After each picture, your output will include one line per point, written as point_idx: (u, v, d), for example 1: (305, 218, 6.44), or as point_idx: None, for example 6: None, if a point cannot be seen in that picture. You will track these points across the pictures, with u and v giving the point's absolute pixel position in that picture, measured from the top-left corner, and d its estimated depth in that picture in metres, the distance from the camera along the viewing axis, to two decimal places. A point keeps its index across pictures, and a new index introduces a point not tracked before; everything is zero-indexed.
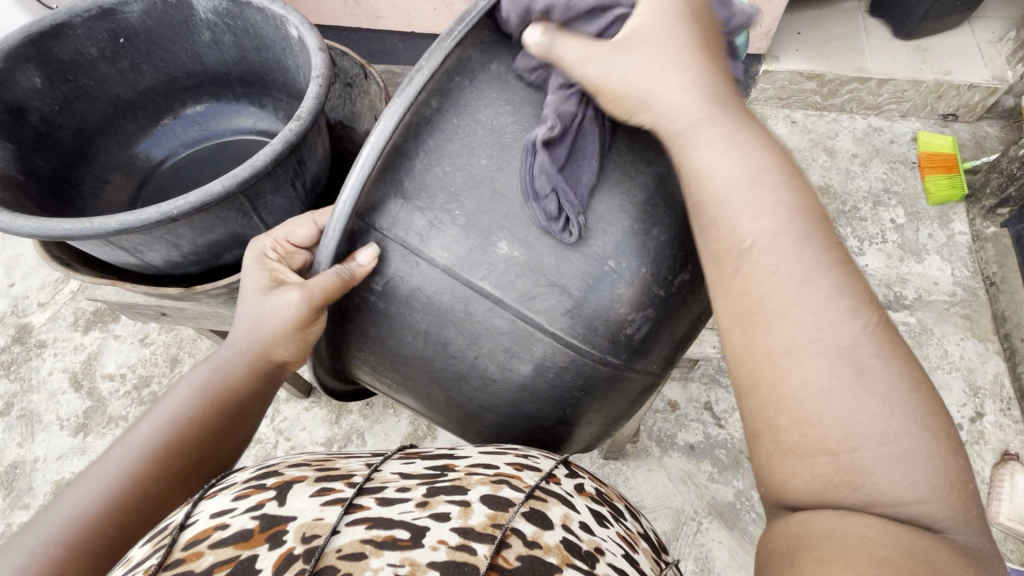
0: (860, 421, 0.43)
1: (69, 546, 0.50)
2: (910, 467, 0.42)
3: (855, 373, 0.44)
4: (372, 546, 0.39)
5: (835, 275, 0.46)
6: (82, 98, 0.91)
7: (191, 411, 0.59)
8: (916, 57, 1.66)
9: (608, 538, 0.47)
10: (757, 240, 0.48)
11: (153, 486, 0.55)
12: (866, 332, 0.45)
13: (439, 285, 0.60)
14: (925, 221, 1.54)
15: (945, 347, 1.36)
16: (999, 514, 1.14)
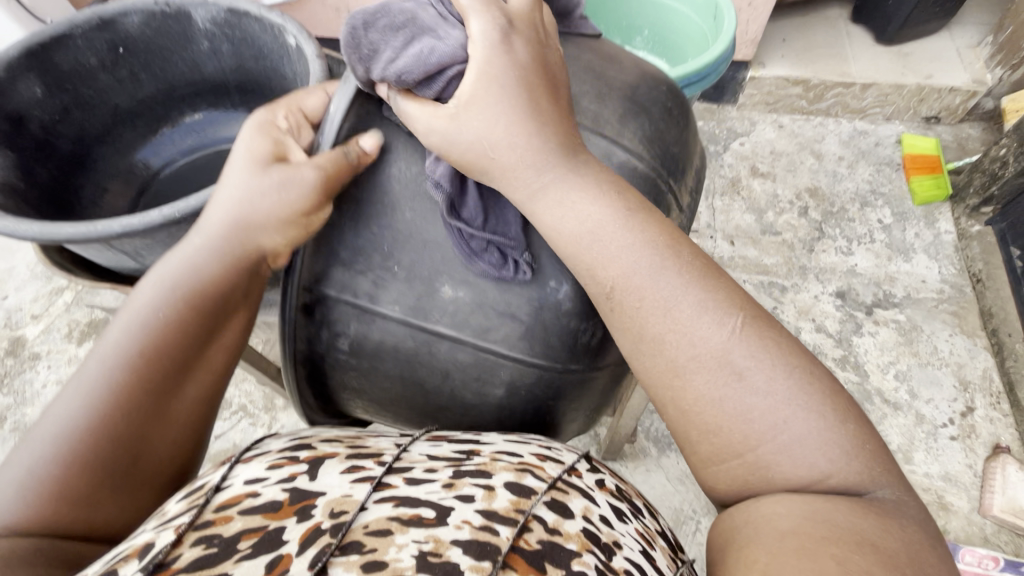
0: (751, 419, 0.47)
1: (63, 465, 0.47)
2: (811, 449, 0.45)
3: (735, 378, 0.47)
4: (398, 523, 0.40)
5: (698, 292, 0.50)
6: (82, 107, 0.92)
7: (163, 314, 0.53)
8: (897, 61, 1.70)
9: (627, 533, 0.48)
10: (620, 280, 0.52)
11: (136, 397, 0.51)
12: (736, 339, 0.48)
13: (399, 336, 0.61)
14: (911, 221, 1.57)
15: (935, 343, 1.38)
16: (993, 507, 1.15)
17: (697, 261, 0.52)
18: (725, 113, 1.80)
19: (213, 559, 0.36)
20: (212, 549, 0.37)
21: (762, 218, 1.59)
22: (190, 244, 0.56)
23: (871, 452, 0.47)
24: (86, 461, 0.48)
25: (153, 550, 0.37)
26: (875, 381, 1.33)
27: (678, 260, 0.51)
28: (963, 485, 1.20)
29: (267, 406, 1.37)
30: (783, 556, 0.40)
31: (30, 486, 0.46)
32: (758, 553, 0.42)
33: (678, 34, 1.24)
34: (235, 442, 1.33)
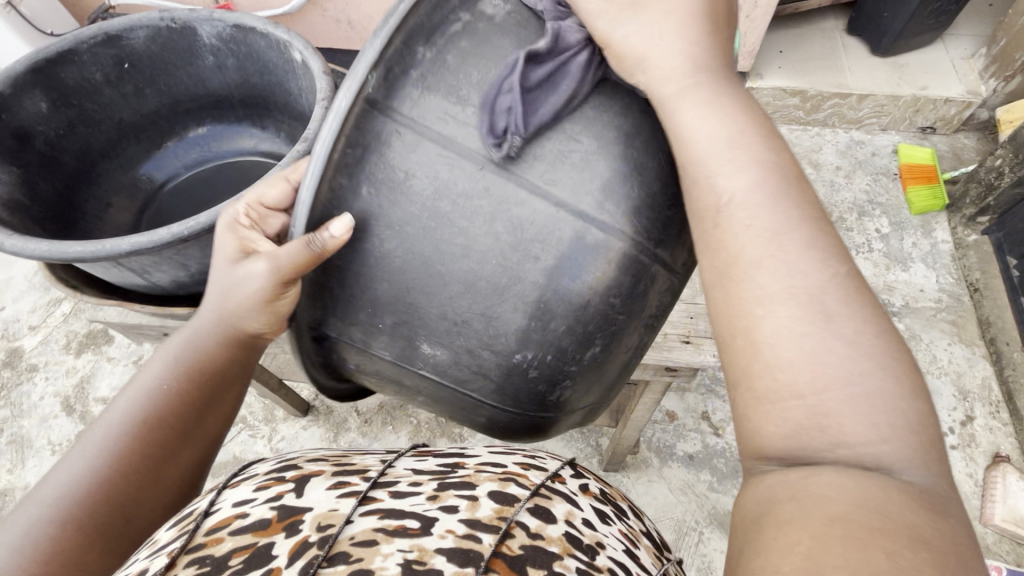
0: (827, 363, 0.42)
1: (51, 542, 0.49)
2: (874, 413, 0.40)
3: (825, 320, 0.43)
4: (384, 533, 0.40)
5: (806, 231, 0.46)
6: (87, 122, 0.92)
7: (159, 393, 0.57)
8: (893, 73, 1.72)
9: (610, 535, 0.48)
10: (736, 196, 0.48)
11: (128, 475, 0.53)
12: (832, 284, 0.44)
13: (389, 372, 0.66)
14: (909, 230, 1.58)
15: (934, 352, 1.39)
16: (994, 516, 1.16)
17: (814, 208, 0.48)
18: None
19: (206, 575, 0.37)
20: (204, 569, 0.37)
21: None
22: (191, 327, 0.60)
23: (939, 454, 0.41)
24: (73, 537, 0.49)
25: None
26: None
27: (787, 197, 0.47)
28: (963, 494, 1.21)
29: (267, 418, 1.37)
30: (834, 540, 0.34)
31: (23, 550, 0.48)
32: (800, 533, 0.35)
33: None
34: (234, 454, 1.32)
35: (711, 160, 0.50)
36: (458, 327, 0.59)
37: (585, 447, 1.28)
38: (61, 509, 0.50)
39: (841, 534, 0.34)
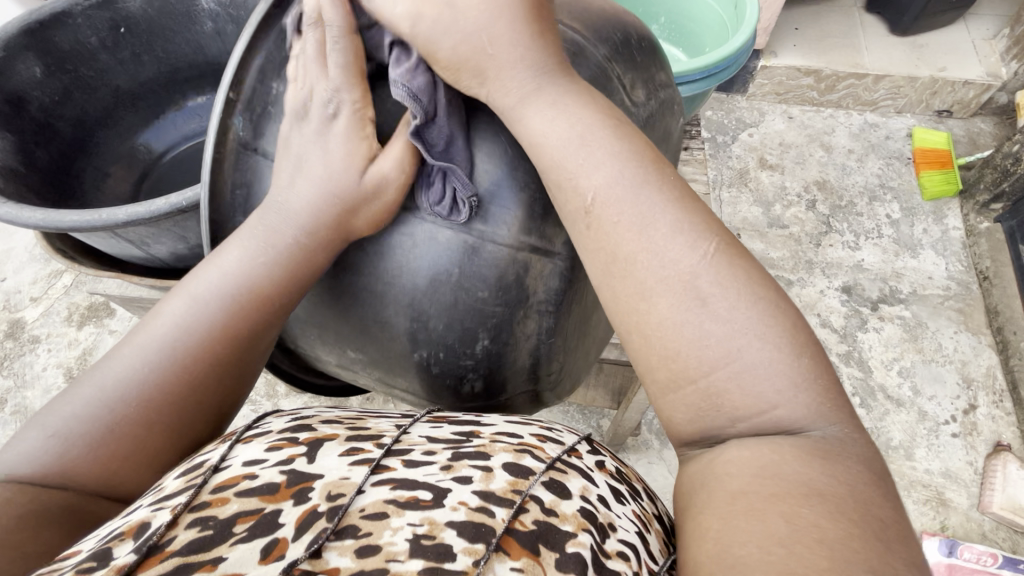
0: (706, 347, 0.38)
1: (132, 443, 0.43)
2: (764, 372, 0.37)
3: (699, 304, 0.39)
4: (394, 506, 0.38)
5: (663, 202, 0.43)
6: (82, 88, 0.90)
7: (258, 297, 0.51)
8: (911, 53, 1.67)
9: (624, 514, 0.44)
10: (598, 194, 0.44)
11: (214, 386, 0.48)
12: (707, 264, 0.40)
13: (345, 375, 0.68)
14: (920, 216, 1.56)
15: (940, 340, 1.38)
16: (991, 504, 1.16)
17: (676, 184, 0.44)
18: (734, 103, 1.77)
19: (206, 543, 0.34)
20: (206, 532, 0.35)
21: (769, 211, 1.57)
22: (280, 218, 0.53)
23: (827, 373, 0.38)
24: (154, 444, 0.44)
25: (148, 531, 0.35)
26: (878, 378, 1.33)
27: (655, 179, 0.44)
28: (962, 482, 1.21)
29: (269, 393, 1.37)
30: (745, 522, 0.32)
31: (78, 443, 0.42)
32: (713, 518, 0.34)
33: (693, 22, 1.21)
34: (236, 429, 1.32)
35: (578, 153, 0.46)
36: (364, 329, 0.59)
37: (586, 428, 1.28)
38: (141, 409, 0.44)
39: (754, 514, 0.33)
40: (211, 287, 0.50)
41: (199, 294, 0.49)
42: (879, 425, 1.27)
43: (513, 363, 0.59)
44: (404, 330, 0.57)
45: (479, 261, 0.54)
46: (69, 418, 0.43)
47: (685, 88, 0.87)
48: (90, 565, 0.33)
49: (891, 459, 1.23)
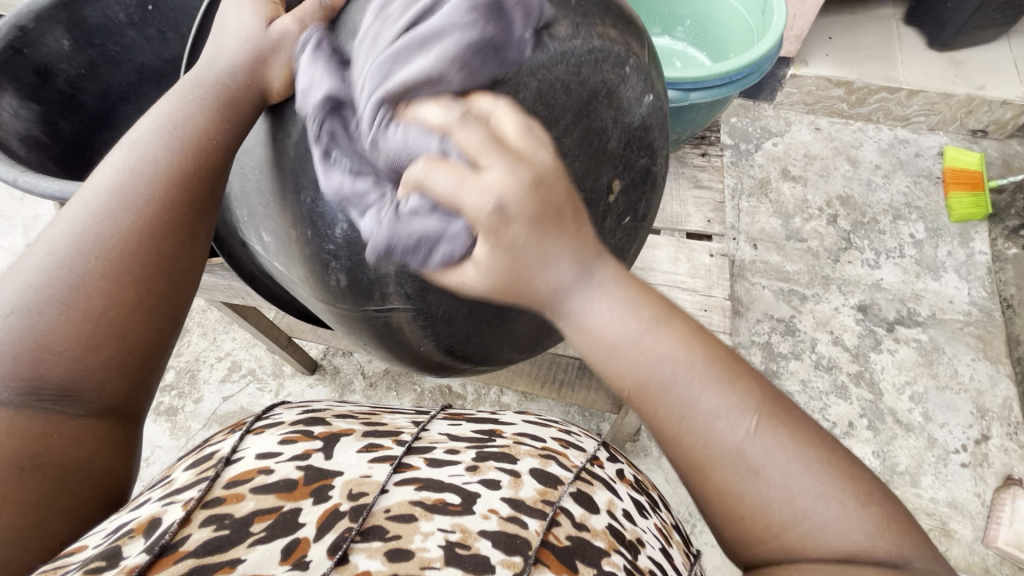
0: (769, 509, 0.39)
1: (98, 297, 0.42)
2: (840, 530, 0.38)
3: (753, 476, 0.39)
4: (422, 508, 0.40)
5: (719, 390, 0.40)
6: (109, 63, 0.91)
7: (202, 138, 0.49)
8: (949, 69, 1.62)
9: (648, 530, 0.48)
10: (659, 377, 0.40)
11: (175, 231, 0.47)
12: (752, 440, 0.39)
13: (273, 274, 0.64)
14: (945, 238, 1.51)
15: (955, 367, 1.34)
16: (997, 538, 1.13)
17: (720, 356, 0.41)
18: (761, 111, 1.74)
19: (222, 543, 0.35)
20: (222, 531, 0.36)
21: (788, 223, 1.54)
22: (209, 68, 0.51)
23: (891, 509, 0.39)
24: (123, 296, 0.43)
25: (161, 528, 0.35)
26: (888, 401, 1.30)
27: (698, 358, 0.40)
28: (968, 513, 1.18)
29: (275, 372, 1.39)
30: None
31: (32, 314, 0.41)
32: None
33: (722, 26, 1.18)
34: (241, 405, 1.35)
35: (635, 352, 0.40)
36: (267, 208, 0.55)
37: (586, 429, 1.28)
38: (97, 262, 0.43)
39: None
40: (148, 139, 0.48)
41: (137, 146, 0.47)
42: (885, 448, 1.24)
43: (382, 270, 0.52)
44: (292, 216, 0.53)
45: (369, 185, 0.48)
46: (24, 289, 0.42)
47: (703, 93, 0.85)
48: (100, 565, 0.33)
49: (895, 485, 1.20)
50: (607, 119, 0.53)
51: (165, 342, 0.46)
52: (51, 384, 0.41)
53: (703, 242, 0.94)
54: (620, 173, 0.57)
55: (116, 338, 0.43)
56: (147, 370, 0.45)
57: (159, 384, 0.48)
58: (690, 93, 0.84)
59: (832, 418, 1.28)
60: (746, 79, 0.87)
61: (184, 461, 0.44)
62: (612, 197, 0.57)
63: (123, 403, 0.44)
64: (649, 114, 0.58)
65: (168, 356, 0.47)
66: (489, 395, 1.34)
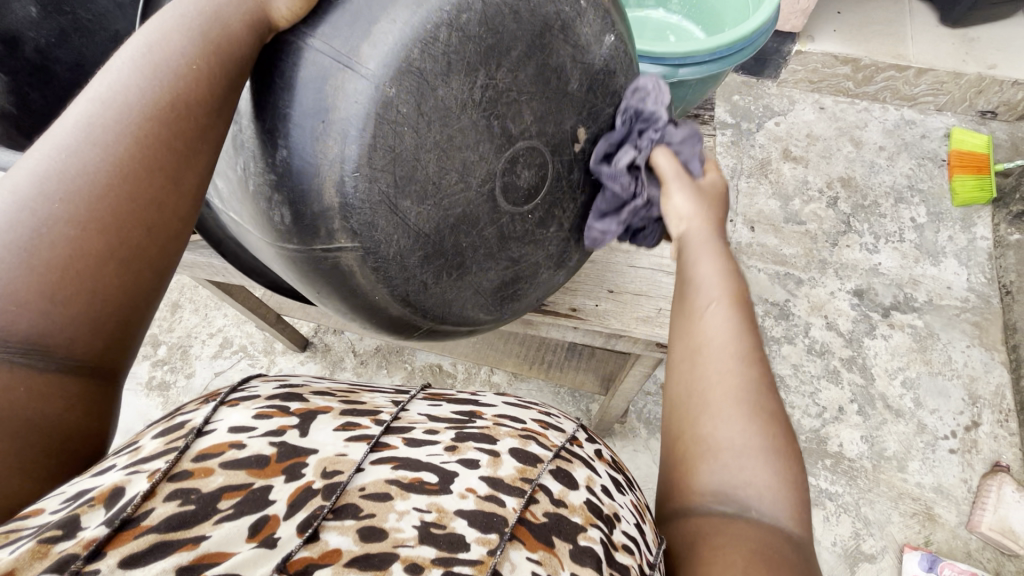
0: (752, 439, 0.46)
1: (66, 246, 0.38)
2: (775, 485, 0.45)
3: (756, 408, 0.47)
4: (398, 487, 0.40)
5: (731, 320, 0.52)
6: (81, 32, 0.82)
7: (185, 69, 0.42)
8: (960, 46, 1.57)
9: (624, 505, 0.48)
10: (718, 302, 0.53)
11: (148, 173, 0.41)
12: (767, 387, 0.49)
13: (232, 232, 0.64)
14: (947, 223, 1.49)
15: (950, 353, 1.33)
16: (981, 523, 1.13)
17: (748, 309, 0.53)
18: (764, 88, 1.69)
19: (188, 518, 0.34)
20: (188, 506, 0.35)
21: (787, 206, 1.51)
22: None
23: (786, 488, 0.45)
24: (93, 244, 0.38)
25: (123, 499, 0.34)
26: (880, 386, 1.29)
27: (751, 312, 0.53)
28: (954, 498, 1.18)
29: (266, 349, 1.40)
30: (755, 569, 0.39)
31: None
32: (732, 555, 0.40)
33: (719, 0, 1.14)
34: (232, 381, 1.36)
35: (717, 280, 0.55)
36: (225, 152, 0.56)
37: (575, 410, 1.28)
38: (66, 205, 0.38)
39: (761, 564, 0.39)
40: (123, 66, 0.42)
41: (113, 73, 0.41)
42: (874, 433, 1.24)
43: (328, 201, 0.52)
44: (253, 144, 0.52)
45: (325, 102, 0.49)
46: None
47: (693, 69, 0.82)
48: (55, 535, 0.31)
49: (882, 469, 1.21)
50: (564, 56, 0.59)
51: (144, 298, 0.41)
52: (14, 337, 0.37)
53: None
54: (587, 121, 0.64)
55: (88, 289, 0.38)
56: (123, 328, 0.40)
57: (140, 338, 0.43)
58: (679, 69, 0.81)
59: (822, 403, 1.28)
60: (737, 55, 0.84)
61: (152, 428, 0.41)
62: (578, 146, 0.64)
63: (96, 359, 0.40)
64: (610, 55, 0.63)
65: (148, 316, 0.43)
66: (479, 373, 1.34)
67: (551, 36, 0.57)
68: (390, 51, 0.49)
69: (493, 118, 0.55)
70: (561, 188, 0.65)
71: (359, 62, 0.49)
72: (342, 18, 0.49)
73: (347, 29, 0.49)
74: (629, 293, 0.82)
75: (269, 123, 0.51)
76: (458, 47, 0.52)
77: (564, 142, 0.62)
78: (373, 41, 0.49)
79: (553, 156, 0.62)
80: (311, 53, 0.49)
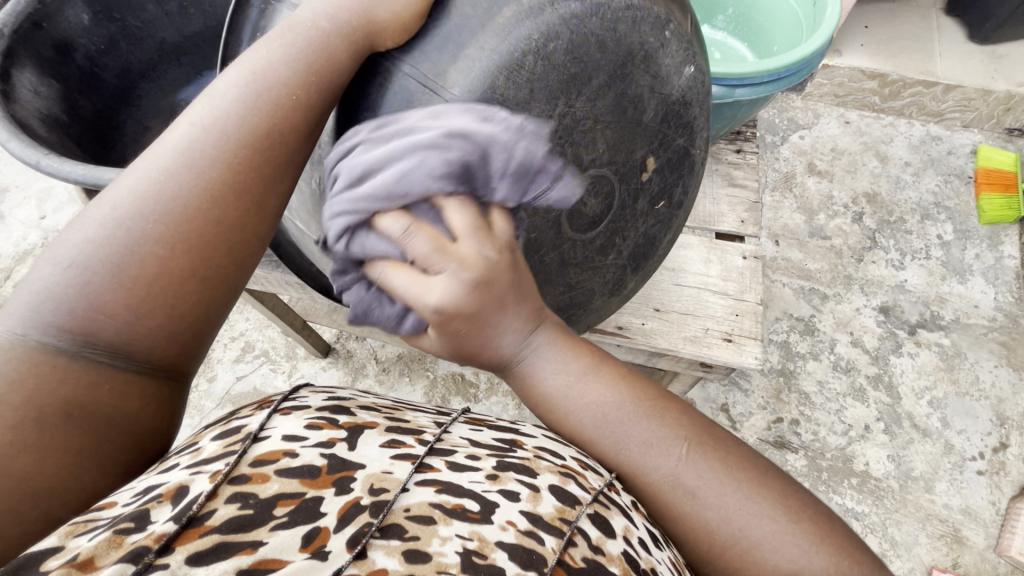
0: (714, 528, 0.47)
1: (155, 263, 0.40)
2: (780, 544, 0.45)
3: (690, 497, 0.48)
4: (441, 512, 0.39)
5: (651, 427, 0.50)
6: (129, 39, 0.87)
7: (285, 100, 0.45)
8: (988, 63, 1.56)
9: (662, 561, 0.45)
10: (596, 417, 0.51)
11: (238, 199, 0.43)
12: (684, 464, 0.48)
13: (301, 245, 0.64)
14: (973, 241, 1.48)
15: (977, 374, 1.32)
16: (1010, 547, 1.12)
17: (647, 398, 0.51)
18: (789, 102, 1.69)
19: (247, 522, 0.35)
20: (247, 510, 0.35)
21: (812, 220, 1.50)
22: (306, 13, 0.48)
23: (821, 524, 0.47)
24: (178, 264, 0.41)
25: (188, 497, 0.35)
26: (907, 406, 1.28)
27: (634, 394, 0.52)
28: (982, 521, 1.17)
29: (289, 354, 1.39)
30: None
31: (91, 270, 0.40)
32: None
33: (766, 17, 1.14)
34: (254, 386, 1.35)
35: (576, 395, 0.51)
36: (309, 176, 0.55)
37: None
38: (160, 225, 0.41)
39: None
40: (227, 94, 0.44)
41: (217, 98, 0.44)
42: (901, 453, 1.23)
43: None
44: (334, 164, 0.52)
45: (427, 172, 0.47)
46: (87, 242, 0.40)
47: (748, 90, 0.82)
48: (128, 527, 0.32)
49: (909, 490, 1.20)
50: (643, 86, 0.58)
51: (215, 314, 0.44)
52: (103, 341, 0.40)
53: (736, 243, 0.88)
54: (657, 151, 0.63)
55: (167, 307, 0.41)
56: (197, 338, 0.43)
57: (208, 346, 0.45)
58: (735, 89, 0.81)
59: (848, 421, 1.27)
60: (792, 77, 0.83)
61: (211, 429, 0.42)
62: (646, 175, 0.63)
63: (171, 364, 0.42)
64: (688, 86, 0.63)
65: (215, 329, 0.45)
66: (502, 384, 1.33)
67: (635, 66, 0.56)
68: (477, 78, 0.48)
69: (569, 146, 0.54)
70: (624, 217, 0.64)
71: (446, 87, 0.48)
72: (432, 43, 0.49)
73: (436, 54, 0.48)
74: (676, 313, 0.82)
75: None
76: (541, 73, 0.50)
77: (632, 171, 0.61)
78: (461, 66, 0.48)
79: (620, 185, 0.61)
80: (402, 78, 0.49)
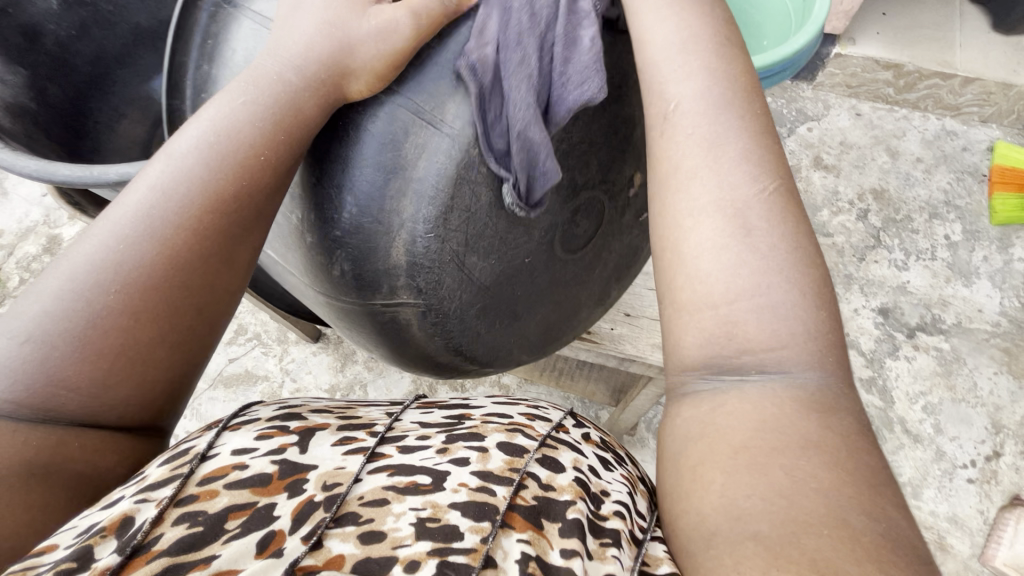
0: (730, 271, 0.37)
1: (118, 334, 0.40)
2: (785, 317, 0.36)
3: (743, 235, 0.38)
4: (394, 492, 0.40)
5: (744, 138, 0.41)
6: (101, 24, 0.86)
7: (251, 160, 0.46)
8: (1011, 56, 1.49)
9: (613, 480, 0.47)
10: (684, 103, 0.42)
11: (207, 260, 0.44)
12: (760, 198, 0.39)
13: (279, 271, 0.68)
14: (982, 242, 1.43)
15: (975, 380, 1.28)
16: (994, 557, 1.10)
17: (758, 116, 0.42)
18: (799, 91, 1.61)
19: (198, 539, 0.35)
20: (196, 528, 0.35)
21: (815, 216, 1.46)
22: (269, 61, 0.50)
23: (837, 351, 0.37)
24: (146, 333, 0.41)
25: (134, 527, 0.34)
26: (900, 410, 1.26)
27: (740, 104, 0.42)
28: (968, 529, 1.16)
29: (280, 338, 1.40)
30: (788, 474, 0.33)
31: (55, 346, 0.39)
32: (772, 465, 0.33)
33: (755, 9, 1.10)
34: (246, 368, 1.37)
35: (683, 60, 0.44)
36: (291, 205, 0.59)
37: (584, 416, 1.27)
38: (123, 293, 0.40)
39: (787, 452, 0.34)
40: (189, 159, 0.45)
41: (175, 162, 0.45)
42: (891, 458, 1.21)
43: (397, 260, 0.57)
44: (323, 199, 0.57)
45: None
46: (42, 317, 0.39)
47: None
48: (70, 568, 0.32)
49: None
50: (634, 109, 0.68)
51: (189, 375, 0.44)
52: (67, 415, 0.39)
53: None
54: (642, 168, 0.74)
55: (130, 372, 0.40)
56: (167, 400, 0.43)
57: (182, 406, 0.45)
58: None
59: None
60: (775, 76, 0.80)
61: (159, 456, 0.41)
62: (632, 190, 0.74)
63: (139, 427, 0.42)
64: None
65: (186, 394, 0.45)
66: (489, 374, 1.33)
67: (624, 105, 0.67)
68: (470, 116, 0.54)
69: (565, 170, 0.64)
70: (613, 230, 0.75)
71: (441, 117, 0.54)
72: (430, 81, 0.55)
73: (432, 91, 0.55)
74: None
75: (339, 176, 0.56)
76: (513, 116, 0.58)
77: (621, 187, 0.72)
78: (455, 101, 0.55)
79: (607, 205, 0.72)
80: (393, 112, 0.55)
